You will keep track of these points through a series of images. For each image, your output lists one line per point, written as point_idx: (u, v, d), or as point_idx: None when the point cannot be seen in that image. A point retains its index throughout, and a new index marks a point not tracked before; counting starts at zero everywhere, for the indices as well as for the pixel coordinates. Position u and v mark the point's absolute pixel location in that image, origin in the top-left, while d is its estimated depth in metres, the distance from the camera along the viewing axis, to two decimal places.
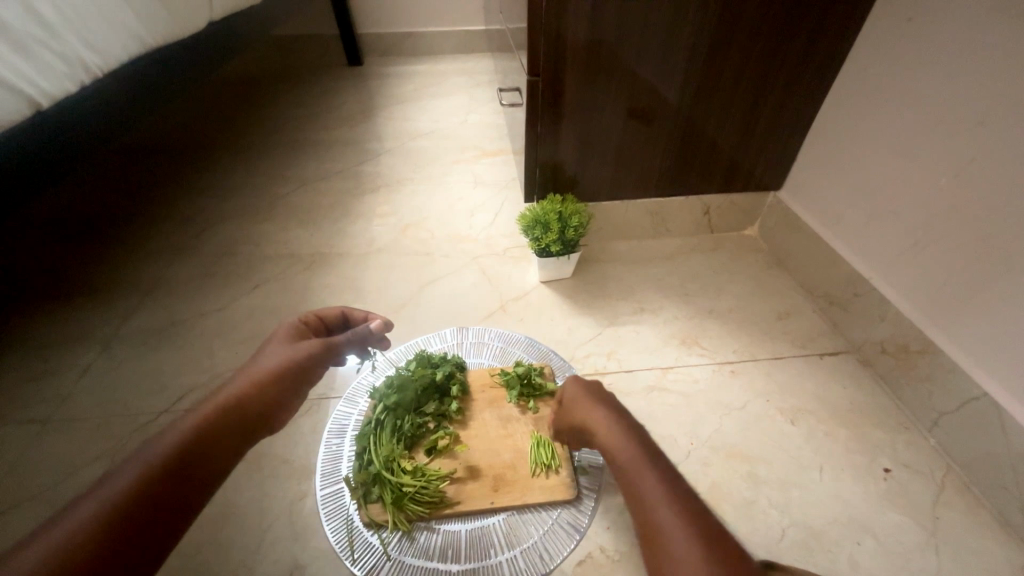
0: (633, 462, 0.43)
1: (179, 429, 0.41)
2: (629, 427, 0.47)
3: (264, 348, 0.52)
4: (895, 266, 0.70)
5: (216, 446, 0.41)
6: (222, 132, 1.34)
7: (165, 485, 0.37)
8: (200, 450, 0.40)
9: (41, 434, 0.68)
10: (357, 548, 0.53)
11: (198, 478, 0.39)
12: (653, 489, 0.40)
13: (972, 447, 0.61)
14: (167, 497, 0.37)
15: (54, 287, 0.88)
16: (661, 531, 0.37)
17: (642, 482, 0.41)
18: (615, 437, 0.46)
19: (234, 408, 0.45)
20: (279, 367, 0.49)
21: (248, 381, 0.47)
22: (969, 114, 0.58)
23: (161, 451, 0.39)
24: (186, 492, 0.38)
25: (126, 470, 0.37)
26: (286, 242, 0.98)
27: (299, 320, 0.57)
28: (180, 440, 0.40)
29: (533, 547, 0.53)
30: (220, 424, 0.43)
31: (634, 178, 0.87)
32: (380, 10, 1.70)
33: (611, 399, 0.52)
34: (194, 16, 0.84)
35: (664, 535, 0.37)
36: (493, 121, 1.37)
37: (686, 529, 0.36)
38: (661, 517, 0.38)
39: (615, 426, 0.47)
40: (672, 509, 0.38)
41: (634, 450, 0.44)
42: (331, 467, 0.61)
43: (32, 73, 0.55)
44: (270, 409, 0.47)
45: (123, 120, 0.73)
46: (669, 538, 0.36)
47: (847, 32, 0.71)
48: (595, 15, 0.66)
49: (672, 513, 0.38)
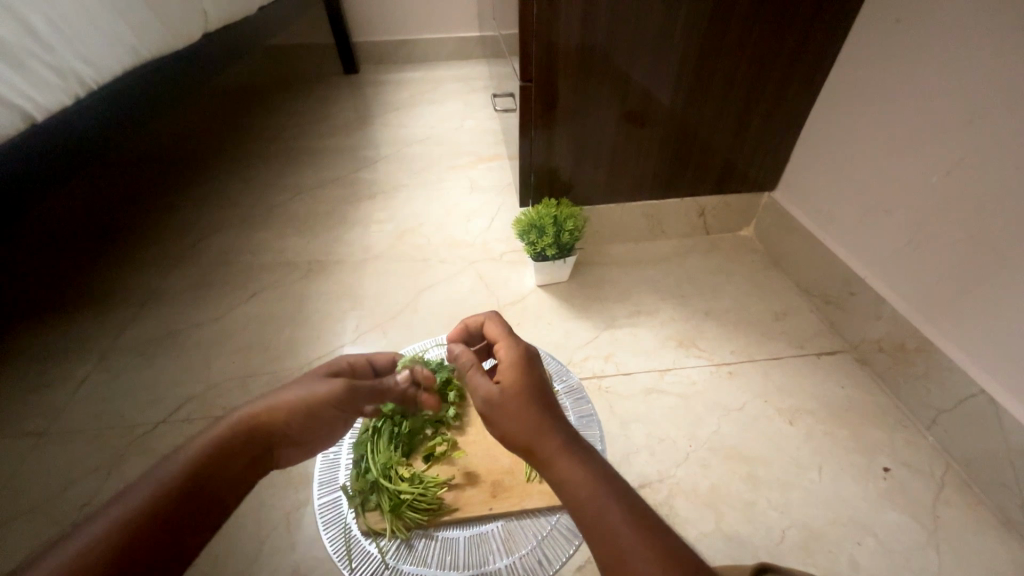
0: (544, 435, 0.37)
1: (188, 450, 0.37)
2: (529, 387, 0.41)
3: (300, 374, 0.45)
4: (889, 266, 0.70)
5: (225, 475, 0.37)
6: (219, 142, 1.35)
7: (167, 515, 0.33)
8: (206, 477, 0.36)
9: (38, 446, 0.67)
10: (355, 556, 0.51)
11: (203, 510, 0.35)
12: (575, 469, 0.35)
13: (971, 445, 0.61)
14: (166, 529, 0.33)
15: (51, 299, 0.88)
16: (600, 517, 0.33)
17: (562, 463, 0.36)
18: (519, 401, 0.39)
19: (249, 437, 0.39)
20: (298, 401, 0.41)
21: (264, 408, 0.40)
22: (957, 114, 0.59)
23: (167, 474, 0.35)
24: (189, 525, 0.34)
25: (128, 494, 0.34)
26: (283, 249, 0.98)
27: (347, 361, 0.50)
28: (190, 463, 0.36)
29: (531, 552, 0.51)
30: (231, 449, 0.38)
31: (628, 180, 0.87)
32: (375, 18, 1.71)
33: (543, 380, 0.42)
34: (188, 28, 0.84)
35: (607, 526, 0.33)
36: (489, 128, 1.38)
37: (623, 514, 0.33)
38: (596, 504, 0.33)
39: (522, 389, 0.40)
40: (605, 493, 0.34)
41: (542, 415, 0.38)
42: (329, 475, 0.58)
43: (27, 87, 0.55)
44: (285, 445, 0.41)
45: (118, 132, 0.73)
46: (613, 529, 0.32)
47: (837, 33, 0.71)
48: (587, 19, 0.66)
49: (603, 494, 0.34)
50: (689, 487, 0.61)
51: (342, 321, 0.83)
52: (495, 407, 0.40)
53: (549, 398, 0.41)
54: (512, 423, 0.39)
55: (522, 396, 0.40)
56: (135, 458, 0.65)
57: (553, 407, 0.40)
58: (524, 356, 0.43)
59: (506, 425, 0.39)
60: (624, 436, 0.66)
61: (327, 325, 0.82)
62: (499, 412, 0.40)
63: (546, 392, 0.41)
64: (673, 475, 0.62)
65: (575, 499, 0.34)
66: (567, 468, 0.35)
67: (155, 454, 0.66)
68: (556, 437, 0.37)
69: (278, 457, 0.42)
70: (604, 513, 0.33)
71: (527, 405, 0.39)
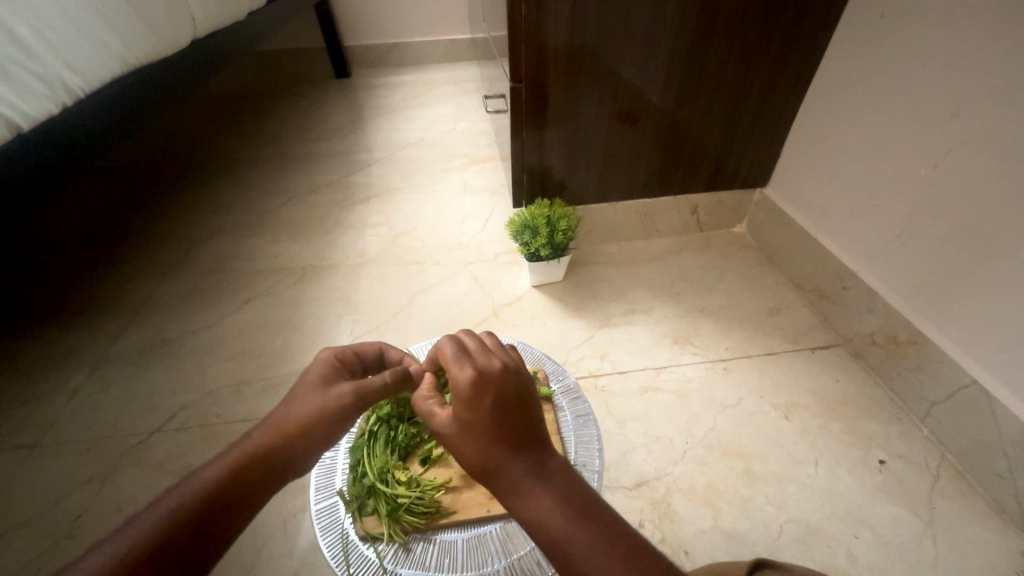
0: (505, 477, 0.35)
1: (203, 477, 0.36)
2: (486, 420, 0.37)
3: (299, 381, 0.44)
4: (880, 261, 0.71)
5: (242, 498, 0.37)
6: (211, 148, 1.35)
7: (181, 540, 0.33)
8: (224, 502, 0.36)
9: (30, 459, 0.67)
10: (353, 562, 0.51)
11: (225, 514, 0.35)
12: (544, 510, 0.34)
13: (965, 436, 0.61)
14: (183, 555, 0.33)
15: (43, 309, 0.87)
16: (571, 559, 0.32)
17: (527, 503, 0.34)
18: (477, 439, 0.36)
19: (265, 458, 0.39)
20: (310, 421, 0.41)
21: (274, 432, 0.40)
22: (942, 107, 0.59)
23: (187, 496, 0.35)
24: (209, 551, 0.34)
25: (141, 519, 0.33)
26: (277, 255, 0.98)
27: (333, 356, 0.47)
28: (204, 487, 0.36)
29: (530, 554, 0.51)
30: (245, 475, 0.37)
31: (621, 178, 0.87)
32: (366, 21, 1.71)
33: (500, 407, 0.36)
34: (176, 36, 0.84)
35: (575, 563, 0.32)
36: (482, 129, 1.38)
37: (596, 550, 0.32)
38: (568, 544, 0.32)
39: (474, 425, 0.36)
40: (574, 532, 0.33)
41: (501, 452, 0.35)
42: (325, 481, 0.58)
43: (12, 94, 0.55)
44: (300, 451, 0.40)
45: (107, 139, 0.72)
46: (582, 568, 0.32)
47: (824, 29, 0.72)
48: (575, 20, 0.67)
49: (569, 530, 0.33)
50: (687, 485, 0.61)
51: (336, 325, 0.83)
52: (456, 443, 0.38)
53: (517, 423, 0.36)
54: (475, 461, 0.36)
55: (478, 438, 0.36)
56: (129, 468, 0.65)
57: (522, 433, 0.36)
58: (474, 382, 0.37)
59: (468, 461, 0.37)
60: (621, 435, 0.66)
61: (322, 329, 0.82)
62: (461, 446, 0.37)
63: (513, 417, 0.36)
64: (671, 472, 0.62)
65: (545, 538, 0.33)
66: (533, 508, 0.34)
67: (150, 464, 0.65)
68: (520, 476, 0.35)
69: (300, 461, 0.40)
70: (571, 553, 0.32)
71: (486, 447, 0.36)
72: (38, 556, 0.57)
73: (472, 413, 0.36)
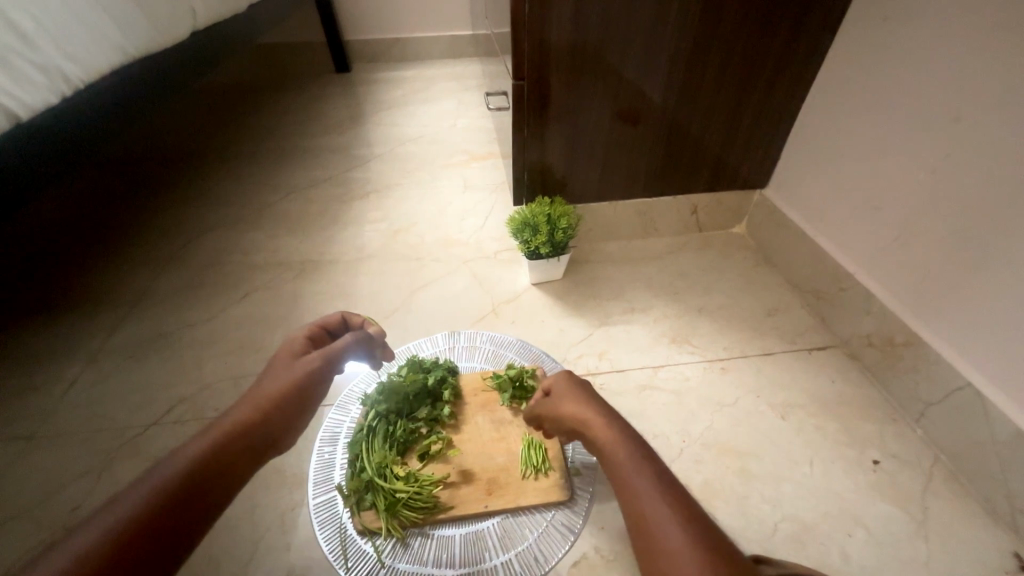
0: (596, 425, 0.45)
1: (188, 451, 0.37)
2: (599, 397, 0.49)
3: (273, 361, 0.48)
4: (878, 263, 0.71)
5: (232, 465, 0.38)
6: (210, 141, 1.34)
7: (176, 505, 0.34)
8: (216, 470, 0.37)
9: (26, 451, 0.67)
10: (351, 556, 0.52)
11: (216, 481, 0.37)
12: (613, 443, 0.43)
13: (959, 437, 0.62)
14: (177, 525, 0.34)
15: (39, 301, 0.87)
16: (625, 477, 0.40)
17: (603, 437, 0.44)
18: (572, 400, 0.49)
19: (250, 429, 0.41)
20: (287, 389, 0.45)
21: (254, 404, 0.43)
22: (942, 111, 0.60)
23: (178, 464, 0.36)
24: (204, 515, 0.35)
25: (128, 495, 0.34)
26: (276, 249, 0.97)
27: (301, 337, 0.51)
28: (194, 456, 0.37)
29: (527, 550, 0.52)
30: (234, 444, 0.39)
31: (622, 177, 0.87)
32: (367, 16, 1.71)
33: (592, 389, 0.50)
34: (177, 28, 0.84)
35: (629, 482, 0.39)
36: (482, 126, 1.38)
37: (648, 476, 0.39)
38: (624, 467, 0.41)
39: (569, 391, 0.50)
40: (632, 462, 0.41)
41: (588, 408, 0.47)
42: (324, 475, 0.59)
43: (10, 84, 0.54)
44: (281, 420, 0.43)
45: (106, 130, 0.72)
46: (634, 485, 0.39)
47: (827, 30, 0.72)
48: (579, 17, 0.67)
49: (631, 458, 0.41)
50: (683, 482, 0.61)
51: None
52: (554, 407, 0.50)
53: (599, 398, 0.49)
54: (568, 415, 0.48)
55: (574, 399, 0.49)
56: (126, 460, 0.65)
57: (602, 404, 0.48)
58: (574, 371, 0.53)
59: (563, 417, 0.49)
60: None
61: None
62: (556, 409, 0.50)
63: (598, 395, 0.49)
64: None
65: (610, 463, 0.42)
66: (606, 441, 0.44)
67: (147, 456, 0.65)
68: (600, 422, 0.45)
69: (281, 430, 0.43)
70: (627, 472, 0.40)
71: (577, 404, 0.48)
72: (33, 547, 0.57)
73: (571, 385, 0.51)
